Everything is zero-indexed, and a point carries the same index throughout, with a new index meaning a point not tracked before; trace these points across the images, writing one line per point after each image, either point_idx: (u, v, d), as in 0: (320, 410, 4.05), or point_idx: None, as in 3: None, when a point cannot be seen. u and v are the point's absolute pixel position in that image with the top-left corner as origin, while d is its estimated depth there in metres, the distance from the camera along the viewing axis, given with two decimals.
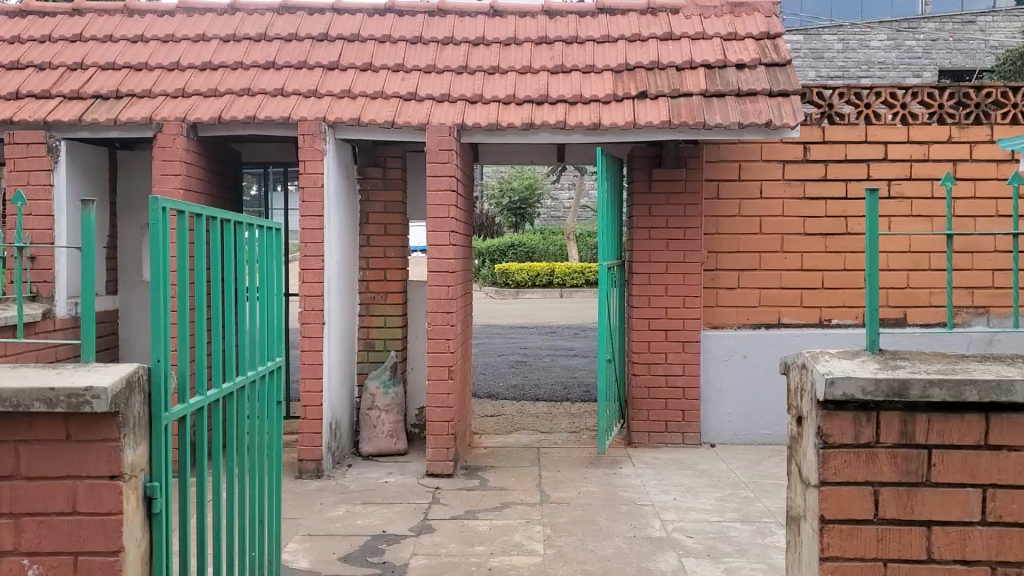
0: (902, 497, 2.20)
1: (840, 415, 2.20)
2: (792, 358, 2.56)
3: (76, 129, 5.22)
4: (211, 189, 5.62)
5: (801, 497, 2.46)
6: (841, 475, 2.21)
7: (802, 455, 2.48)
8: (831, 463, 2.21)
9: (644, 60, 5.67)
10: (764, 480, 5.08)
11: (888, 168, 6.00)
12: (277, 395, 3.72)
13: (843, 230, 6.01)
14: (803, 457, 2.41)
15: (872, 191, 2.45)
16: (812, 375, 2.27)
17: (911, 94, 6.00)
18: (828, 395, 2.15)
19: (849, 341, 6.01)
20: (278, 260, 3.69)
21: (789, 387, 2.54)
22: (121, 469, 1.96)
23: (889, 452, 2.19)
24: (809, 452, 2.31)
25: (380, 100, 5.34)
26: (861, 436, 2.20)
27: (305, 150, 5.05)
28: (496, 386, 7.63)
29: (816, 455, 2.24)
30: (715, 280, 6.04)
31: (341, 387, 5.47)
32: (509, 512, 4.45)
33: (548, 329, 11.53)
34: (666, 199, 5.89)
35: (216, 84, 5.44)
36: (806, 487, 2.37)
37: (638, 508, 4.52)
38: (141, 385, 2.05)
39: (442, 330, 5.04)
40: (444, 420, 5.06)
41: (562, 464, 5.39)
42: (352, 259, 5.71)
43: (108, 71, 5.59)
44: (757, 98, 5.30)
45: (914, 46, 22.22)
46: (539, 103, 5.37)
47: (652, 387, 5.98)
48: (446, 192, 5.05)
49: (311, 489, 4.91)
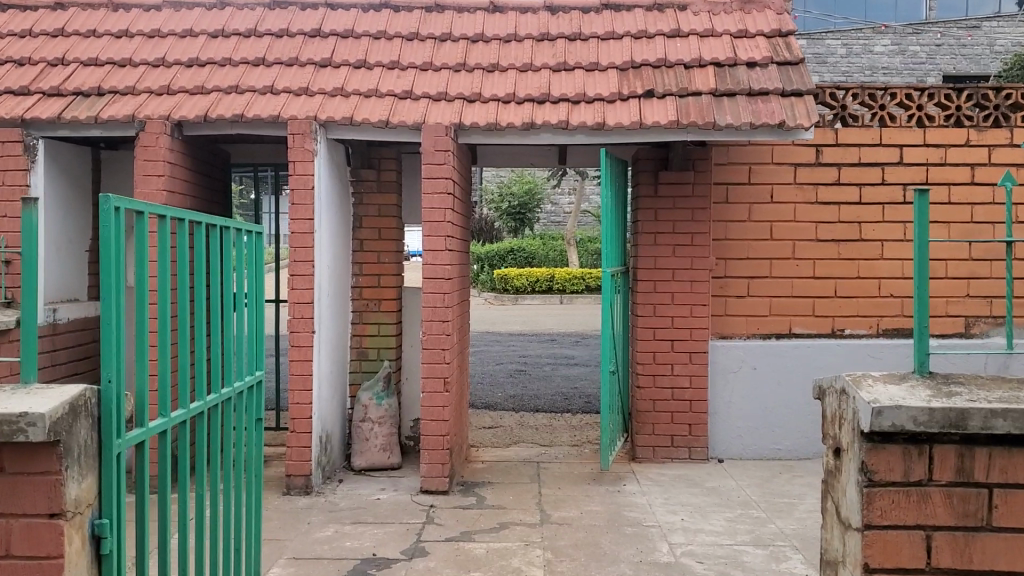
0: (959, 544, 2.11)
1: (888, 449, 2.12)
2: (830, 383, 2.47)
3: (55, 127, 4.99)
4: (196, 191, 5.37)
5: (838, 538, 2.38)
6: (888, 518, 2.13)
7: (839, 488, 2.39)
8: (877, 504, 2.13)
9: (651, 58, 5.44)
10: (776, 499, 4.83)
11: (903, 173, 5.76)
12: (256, 411, 3.46)
13: (857, 236, 5.79)
14: (841, 494, 2.33)
15: (921, 193, 2.29)
16: (857, 402, 2.18)
17: (927, 95, 5.78)
18: (875, 426, 2.06)
19: (862, 352, 5.77)
20: (263, 267, 3.46)
21: (828, 414, 2.46)
22: (61, 507, 1.74)
23: (944, 491, 2.11)
24: (851, 490, 2.22)
25: (374, 98, 5.10)
26: (912, 473, 2.11)
27: (295, 151, 4.79)
28: (494, 396, 7.38)
29: (861, 493, 2.16)
30: (723, 288, 5.81)
31: (332, 399, 5.22)
32: (507, 533, 4.20)
33: (548, 336, 11.29)
34: (672, 203, 5.64)
35: (203, 81, 5.21)
36: (846, 528, 2.28)
37: (645, 529, 4.28)
38: (89, 410, 1.81)
39: (436, 339, 4.80)
40: (439, 435, 4.81)
41: (563, 481, 5.14)
42: (344, 265, 5.47)
43: (90, 67, 5.35)
44: (769, 98, 5.07)
45: (919, 51, 22.03)
46: (540, 102, 5.14)
47: (658, 400, 5.73)
48: (442, 194, 4.81)
49: (298, 507, 4.66)
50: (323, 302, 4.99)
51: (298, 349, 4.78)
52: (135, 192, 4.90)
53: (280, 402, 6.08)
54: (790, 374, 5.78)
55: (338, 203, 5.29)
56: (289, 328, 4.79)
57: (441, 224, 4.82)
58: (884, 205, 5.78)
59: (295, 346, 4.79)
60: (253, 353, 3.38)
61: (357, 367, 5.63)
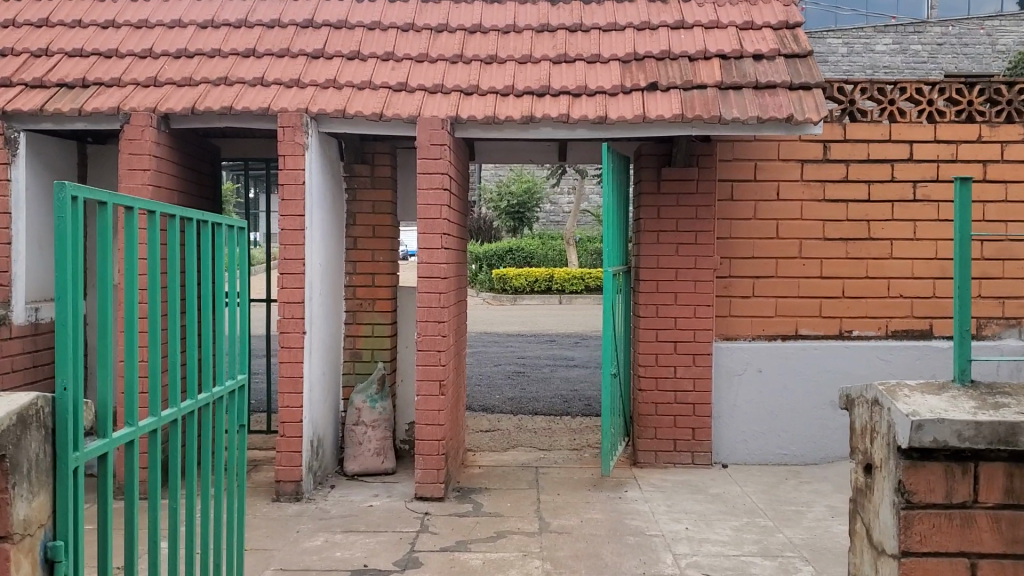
0: (1006, 571, 2.04)
1: (927, 467, 2.02)
2: (860, 392, 2.38)
3: (38, 120, 4.82)
4: (184, 186, 5.20)
5: (870, 561, 2.30)
6: (927, 543, 2.05)
7: (871, 507, 2.30)
8: (916, 529, 2.05)
9: (654, 50, 5.28)
10: (783, 507, 4.67)
11: (913, 170, 5.60)
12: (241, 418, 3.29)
13: (865, 235, 5.62)
14: (875, 514, 2.24)
15: (964, 181, 2.21)
16: (893, 416, 2.09)
17: (938, 89, 5.61)
18: (915, 441, 1.96)
19: (871, 354, 5.60)
20: (245, 264, 3.29)
21: (860, 425, 2.37)
22: (8, 528, 1.59)
23: (990, 514, 2.03)
24: (887, 512, 2.13)
25: (367, 91, 4.94)
26: (954, 494, 2.03)
27: (285, 145, 4.64)
28: (492, 398, 7.21)
29: (897, 516, 2.07)
30: (728, 288, 5.63)
31: (324, 403, 5.05)
32: (505, 543, 4.03)
33: (547, 337, 11.12)
34: (676, 200, 5.46)
35: (191, 73, 5.04)
36: (880, 553, 2.20)
37: (648, 539, 4.11)
38: (41, 420, 1.67)
39: (432, 341, 4.63)
40: (433, 439, 4.64)
41: (563, 486, 4.97)
42: (337, 263, 5.30)
43: (75, 58, 5.19)
44: (777, 91, 4.91)
45: (920, 50, 21.87)
46: (540, 95, 4.97)
47: (660, 404, 5.55)
48: (437, 190, 4.64)
49: (288, 515, 4.49)
50: (315, 301, 4.81)
51: (288, 350, 4.62)
52: (119, 187, 4.73)
53: (271, 404, 5.91)
54: (796, 377, 5.61)
55: (331, 200, 5.12)
56: (279, 328, 4.62)
57: (437, 222, 4.64)
58: (893, 202, 5.62)
59: (285, 347, 4.62)
60: (235, 355, 3.20)
61: (351, 369, 5.46)
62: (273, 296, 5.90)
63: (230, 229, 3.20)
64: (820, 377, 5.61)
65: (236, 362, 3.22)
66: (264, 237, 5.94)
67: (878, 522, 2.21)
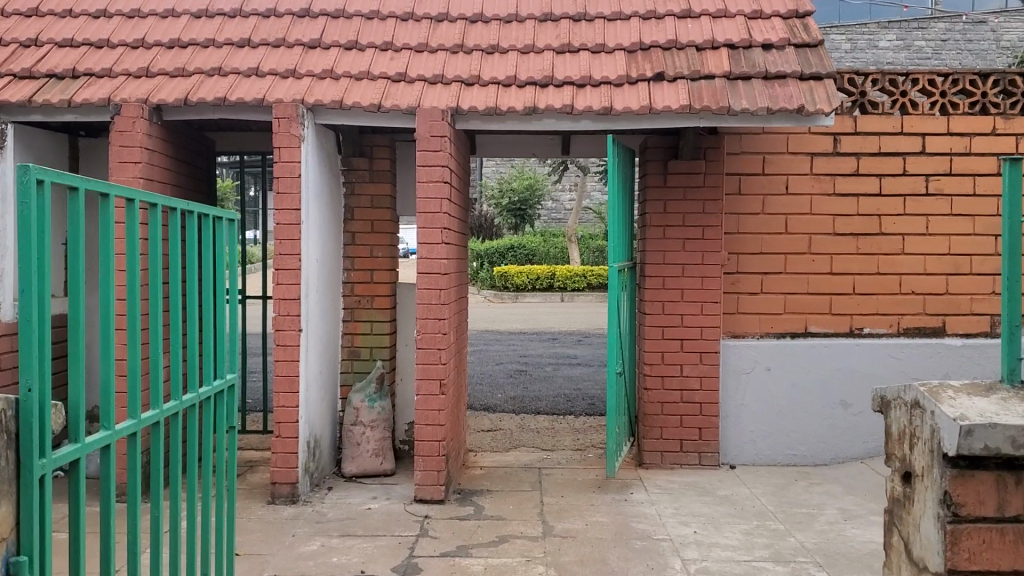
0: None
1: (978, 477, 1.98)
2: (899, 393, 2.34)
3: (27, 112, 4.68)
4: (177, 179, 5.06)
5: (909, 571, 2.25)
6: (977, 559, 2.00)
7: (910, 516, 2.26)
8: (964, 545, 2.00)
9: (660, 39, 5.14)
10: (794, 510, 4.53)
11: (926, 163, 5.46)
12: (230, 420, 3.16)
13: (877, 230, 5.48)
14: (916, 525, 2.20)
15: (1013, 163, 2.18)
16: (938, 422, 2.03)
17: (951, 81, 5.47)
18: (967, 448, 1.90)
19: (882, 352, 5.46)
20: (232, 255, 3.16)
21: (899, 429, 2.32)
22: None
23: None
24: (930, 523, 2.09)
25: (365, 81, 4.80)
26: (1005, 507, 1.99)
27: (280, 136, 4.49)
28: (493, 397, 7.07)
29: (943, 529, 2.02)
30: (736, 284, 5.50)
31: (321, 402, 4.90)
32: (507, 548, 3.89)
33: (550, 335, 10.97)
34: (682, 194, 5.32)
35: (185, 63, 4.91)
36: (921, 566, 2.15)
37: (655, 544, 3.98)
38: None
39: (431, 339, 4.49)
40: (434, 440, 4.50)
41: (566, 488, 4.83)
42: (334, 259, 5.16)
43: (65, 48, 5.05)
44: (787, 81, 4.78)
45: (924, 46, 21.72)
46: (543, 85, 4.83)
47: (666, 403, 5.40)
48: (438, 183, 4.50)
49: (283, 518, 4.35)
50: (312, 298, 4.68)
51: (283, 348, 4.48)
52: (110, 180, 4.59)
53: (268, 403, 5.76)
54: (806, 376, 5.47)
55: (328, 194, 4.99)
56: (274, 326, 4.49)
57: (438, 216, 4.50)
58: (905, 196, 5.47)
59: (280, 345, 4.49)
60: (223, 352, 3.08)
61: (349, 368, 5.32)
62: (269, 293, 5.77)
63: (216, 220, 3.06)
64: (830, 376, 5.46)
65: (223, 362, 3.09)
66: (261, 233, 5.82)
67: (921, 535, 2.16)
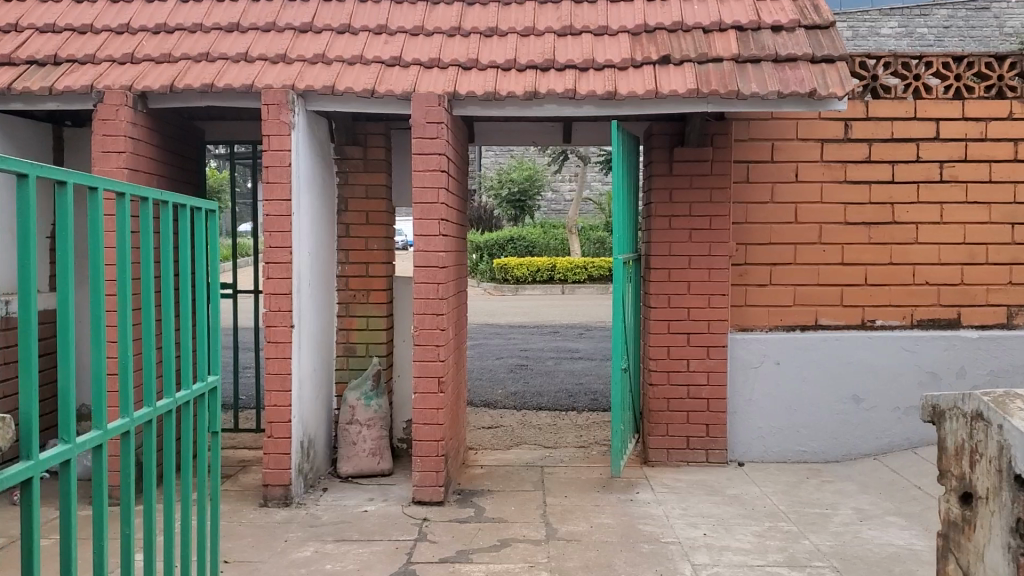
0: None
1: None
2: (947, 404, 2.37)
3: (7, 100, 4.49)
4: (164, 169, 4.88)
5: None
6: None
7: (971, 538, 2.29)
8: None
9: (666, 21, 4.97)
10: (806, 510, 4.36)
11: (940, 149, 5.28)
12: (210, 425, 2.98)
13: (890, 218, 5.30)
14: (981, 548, 2.22)
15: None
16: (1003, 443, 2.06)
17: (966, 64, 5.27)
18: None
19: (896, 345, 5.27)
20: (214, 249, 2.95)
21: (950, 444, 2.36)
22: None
23: None
24: (999, 547, 2.12)
25: (359, 66, 4.62)
26: None
27: (270, 123, 4.31)
28: (493, 393, 6.90)
29: (1013, 557, 2.05)
30: (744, 276, 5.31)
31: (315, 400, 4.72)
32: (509, 553, 3.72)
33: (551, 328, 10.79)
34: (689, 182, 5.13)
35: (171, 49, 4.72)
36: None
37: (663, 547, 3.80)
38: None
39: (429, 335, 4.32)
40: (432, 440, 4.32)
41: (570, 488, 4.66)
42: (328, 252, 4.98)
43: (47, 34, 4.86)
44: (798, 64, 4.59)
45: (926, 33, 21.50)
46: (544, 69, 4.65)
47: (672, 399, 5.23)
48: (435, 172, 4.30)
49: (276, 521, 4.18)
50: (303, 292, 4.49)
51: (275, 344, 4.31)
52: (93, 171, 4.40)
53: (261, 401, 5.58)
54: (818, 370, 5.28)
55: (321, 184, 4.80)
56: (265, 321, 4.31)
57: (435, 207, 4.31)
58: (918, 184, 5.29)
59: (271, 341, 4.31)
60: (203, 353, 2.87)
61: (344, 364, 5.14)
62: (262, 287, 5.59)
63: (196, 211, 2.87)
64: (842, 370, 5.28)
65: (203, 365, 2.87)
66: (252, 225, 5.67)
67: (984, 564, 2.20)
